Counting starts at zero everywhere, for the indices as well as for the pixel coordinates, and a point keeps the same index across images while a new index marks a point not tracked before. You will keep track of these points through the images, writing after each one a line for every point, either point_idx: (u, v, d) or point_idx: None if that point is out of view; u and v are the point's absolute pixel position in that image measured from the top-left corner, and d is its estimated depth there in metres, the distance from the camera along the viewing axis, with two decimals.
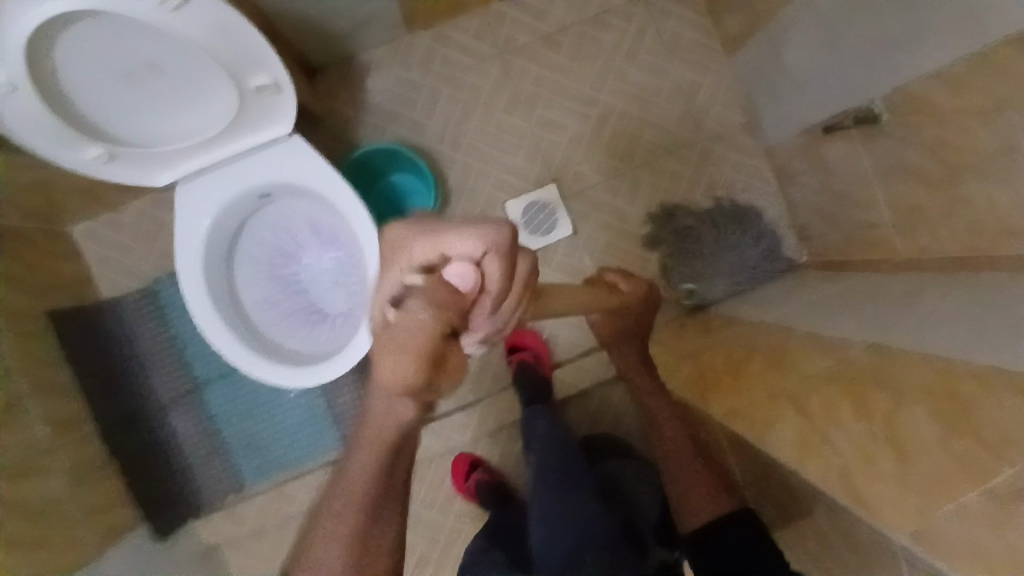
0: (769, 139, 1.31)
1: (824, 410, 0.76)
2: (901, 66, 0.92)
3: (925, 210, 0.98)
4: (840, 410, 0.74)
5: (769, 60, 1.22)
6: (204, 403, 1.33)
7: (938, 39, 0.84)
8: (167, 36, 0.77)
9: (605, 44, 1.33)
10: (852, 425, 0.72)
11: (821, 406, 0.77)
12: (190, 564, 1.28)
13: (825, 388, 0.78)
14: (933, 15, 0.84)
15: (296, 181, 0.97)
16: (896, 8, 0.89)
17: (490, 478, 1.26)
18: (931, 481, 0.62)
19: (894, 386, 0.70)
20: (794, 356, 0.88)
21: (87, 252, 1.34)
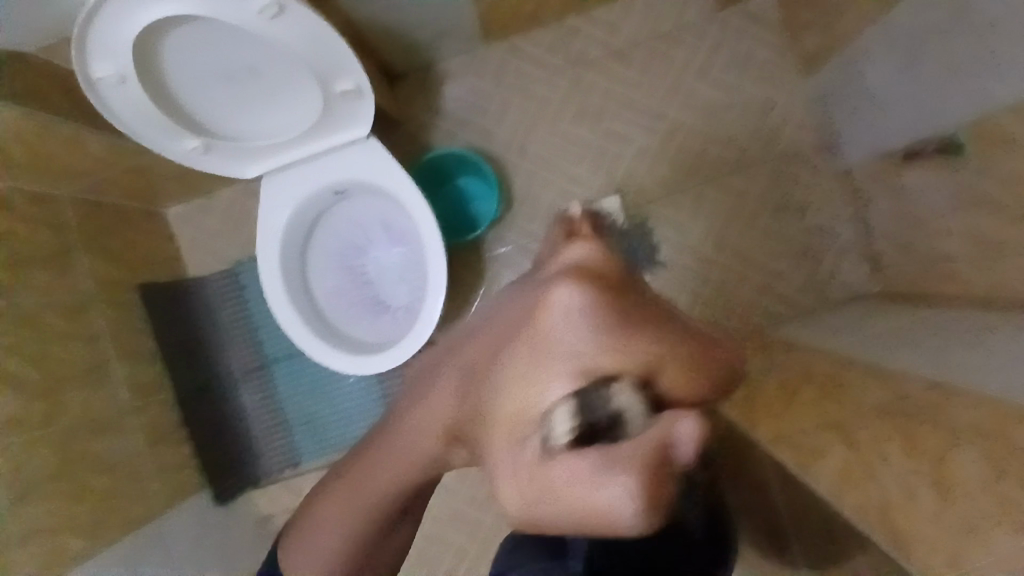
0: (844, 162, 1.27)
1: (874, 442, 0.72)
2: (982, 94, 0.88)
3: (1003, 246, 0.93)
4: (889, 444, 0.71)
5: (848, 82, 1.18)
6: (272, 381, 1.42)
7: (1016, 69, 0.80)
8: (265, 41, 0.83)
9: (679, 60, 1.33)
10: (899, 460, 0.69)
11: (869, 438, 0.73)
12: (243, 532, 1.37)
13: (878, 422, 0.75)
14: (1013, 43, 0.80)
15: (370, 178, 1.03)
16: (976, 36, 0.86)
17: None
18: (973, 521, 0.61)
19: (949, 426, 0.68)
20: (850, 385, 0.85)
21: (179, 234, 1.45)
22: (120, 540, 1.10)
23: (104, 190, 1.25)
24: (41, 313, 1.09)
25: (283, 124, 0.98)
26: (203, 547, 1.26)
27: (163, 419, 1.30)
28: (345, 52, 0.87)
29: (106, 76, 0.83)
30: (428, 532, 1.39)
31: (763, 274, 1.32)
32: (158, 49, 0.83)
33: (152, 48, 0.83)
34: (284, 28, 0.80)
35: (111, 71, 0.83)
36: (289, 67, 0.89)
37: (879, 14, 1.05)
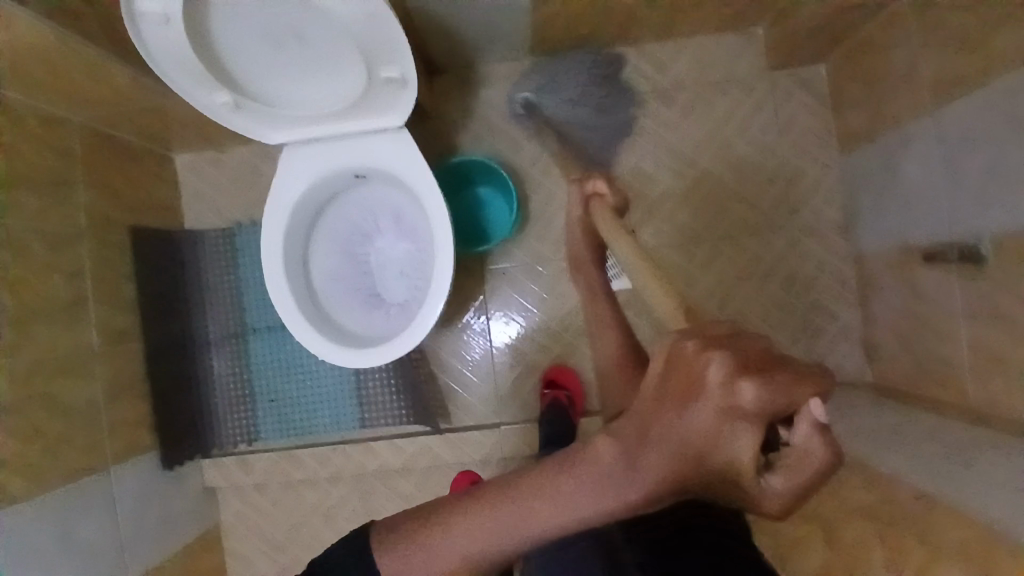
0: (862, 246, 1.26)
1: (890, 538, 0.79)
2: (1012, 207, 0.86)
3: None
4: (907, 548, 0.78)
5: (882, 169, 1.17)
6: (247, 350, 1.37)
7: None
8: (323, 11, 0.79)
9: (719, 113, 1.33)
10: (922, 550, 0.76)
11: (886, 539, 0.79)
12: (187, 500, 1.32)
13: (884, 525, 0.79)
14: None
15: (392, 170, 1.00)
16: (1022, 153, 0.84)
17: None
18: None
19: None
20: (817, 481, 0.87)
21: (183, 182, 1.40)
22: (61, 488, 1.05)
23: (114, 123, 1.21)
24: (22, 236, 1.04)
25: (324, 96, 0.93)
26: (145, 507, 1.22)
27: (129, 369, 1.25)
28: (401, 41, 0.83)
29: (151, 13, 0.77)
30: None
31: (759, 339, 1.31)
32: (215, 10, 0.80)
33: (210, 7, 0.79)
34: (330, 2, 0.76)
35: (157, 9, 0.76)
36: (338, 43, 0.84)
37: (926, 108, 1.03)
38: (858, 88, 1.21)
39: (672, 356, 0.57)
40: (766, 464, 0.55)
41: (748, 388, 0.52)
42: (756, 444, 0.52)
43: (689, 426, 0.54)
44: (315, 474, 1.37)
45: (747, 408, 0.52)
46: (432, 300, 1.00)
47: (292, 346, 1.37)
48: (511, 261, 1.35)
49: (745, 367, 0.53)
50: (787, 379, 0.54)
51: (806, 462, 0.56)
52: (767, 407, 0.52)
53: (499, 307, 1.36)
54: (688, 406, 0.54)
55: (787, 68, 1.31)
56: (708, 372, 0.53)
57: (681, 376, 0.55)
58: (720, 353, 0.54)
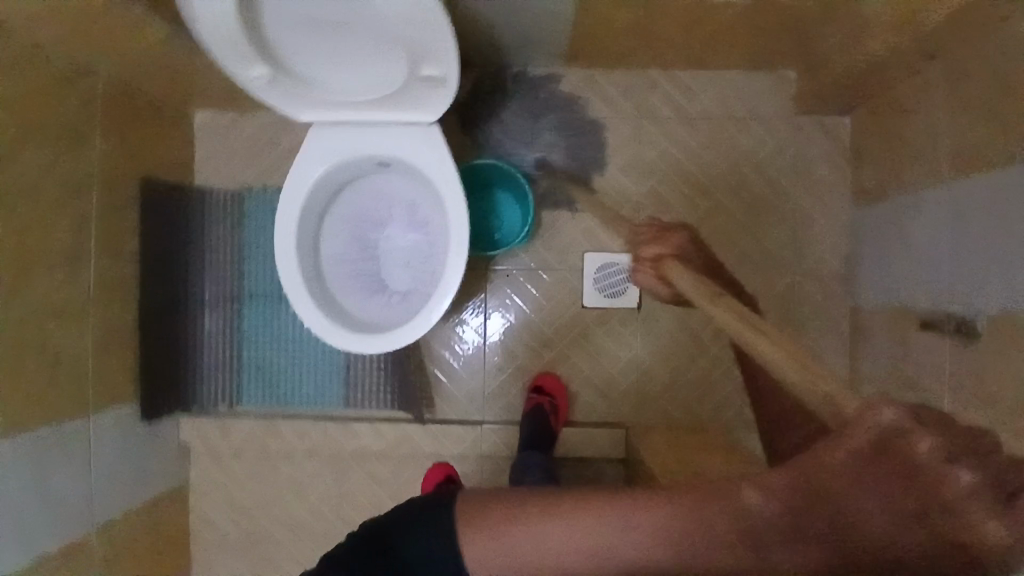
0: (860, 299, 1.29)
1: None
2: (1015, 292, 0.88)
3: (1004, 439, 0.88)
4: None
5: (892, 229, 1.19)
6: (242, 316, 1.37)
7: None
8: (380, 6, 0.79)
9: (740, 149, 1.34)
10: None
11: None
12: (161, 457, 1.32)
13: None
14: None
15: (415, 162, 1.00)
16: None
17: None
18: None
19: None
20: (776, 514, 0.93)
21: (198, 139, 1.39)
22: (42, 432, 1.05)
23: (139, 73, 1.19)
24: (40, 178, 1.02)
25: (360, 83, 0.93)
26: (120, 461, 1.22)
27: (122, 320, 1.24)
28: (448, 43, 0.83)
29: None
30: (342, 511, 1.38)
31: None
32: None
33: None
34: None
35: None
36: (384, 35, 0.84)
37: (944, 180, 1.04)
38: (879, 146, 1.23)
39: (849, 424, 0.54)
40: (978, 553, 0.50)
41: (968, 480, 0.50)
42: (967, 542, 0.50)
43: (858, 506, 0.52)
44: (292, 446, 1.38)
45: (954, 506, 0.49)
46: (438, 297, 1.00)
47: (287, 318, 1.37)
48: (514, 263, 1.36)
49: (946, 459, 0.50)
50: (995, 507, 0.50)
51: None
52: (993, 517, 0.50)
53: (494, 305, 1.37)
54: (882, 490, 0.51)
55: (813, 113, 1.32)
56: (921, 450, 0.50)
57: (870, 445, 0.52)
58: (934, 444, 0.51)
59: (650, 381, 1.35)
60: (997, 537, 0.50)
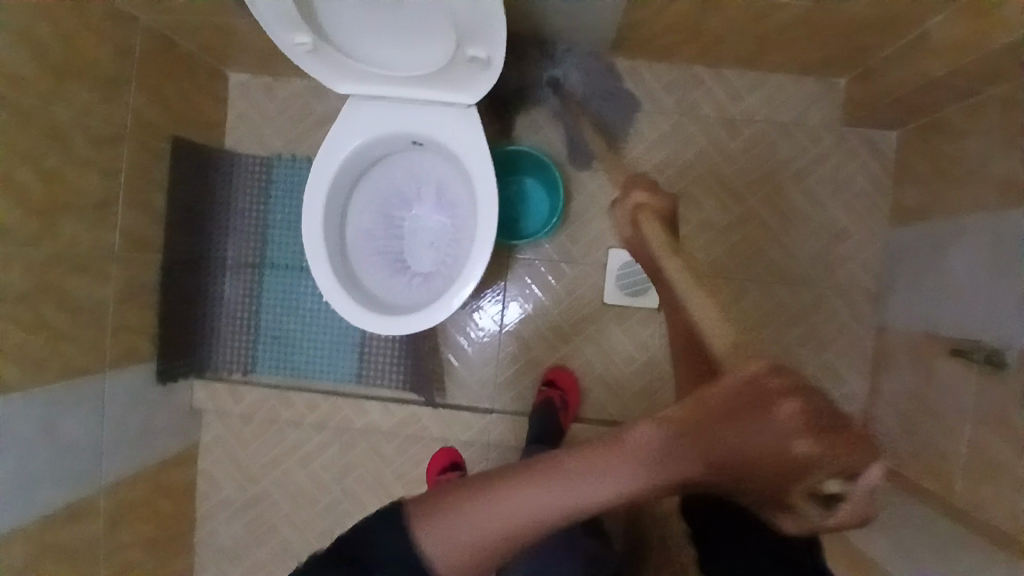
0: (888, 321, 1.26)
1: None
2: None
3: None
4: None
5: (928, 252, 1.16)
6: (262, 283, 1.37)
7: None
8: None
9: (780, 156, 1.31)
10: None
11: None
12: (172, 417, 1.32)
13: None
14: None
15: (451, 144, 0.98)
16: None
17: None
18: None
19: None
20: None
21: (231, 101, 1.37)
22: (57, 383, 1.05)
23: (178, 29, 1.17)
24: (69, 128, 1.01)
25: (402, 59, 0.92)
26: (131, 416, 1.22)
27: (145, 278, 1.23)
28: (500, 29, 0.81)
29: None
30: (346, 486, 1.39)
31: None
32: None
33: None
34: None
35: None
36: (435, 12, 0.82)
37: (990, 207, 1.01)
38: (925, 166, 1.19)
39: (753, 382, 0.63)
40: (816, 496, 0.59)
41: (838, 466, 0.57)
42: (806, 491, 0.59)
43: (755, 443, 0.59)
44: (302, 418, 1.37)
45: (803, 461, 0.57)
46: (462, 284, 0.99)
47: (306, 288, 1.36)
48: (539, 252, 1.34)
49: (814, 425, 0.58)
50: (846, 453, 0.57)
51: (845, 518, 0.61)
52: (839, 477, 0.57)
53: (515, 294, 1.35)
54: (758, 437, 0.59)
55: (859, 126, 1.29)
56: (782, 414, 0.58)
57: (754, 400, 0.60)
58: (792, 405, 0.59)
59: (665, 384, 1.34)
60: (833, 490, 0.57)
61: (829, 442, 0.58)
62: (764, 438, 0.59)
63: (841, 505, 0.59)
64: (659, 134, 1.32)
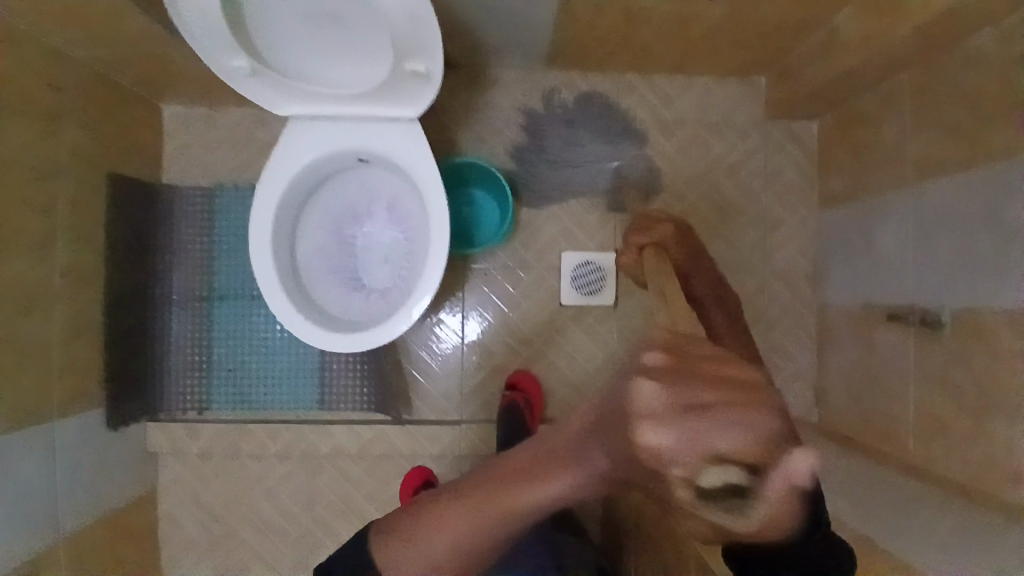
0: (827, 299, 1.33)
1: None
2: (981, 287, 0.93)
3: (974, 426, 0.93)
4: None
5: (857, 231, 1.24)
6: (212, 315, 1.34)
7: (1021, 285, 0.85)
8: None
9: (713, 153, 1.38)
10: None
11: None
12: (128, 461, 1.27)
13: None
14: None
15: (397, 156, 1.00)
16: (991, 238, 0.91)
17: None
18: None
19: None
20: None
21: (169, 134, 1.36)
22: (6, 430, 1.01)
23: (111, 64, 1.16)
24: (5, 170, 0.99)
25: (343, 77, 0.93)
26: (85, 462, 1.17)
27: (89, 317, 1.20)
28: (436, 41, 0.84)
29: None
30: (317, 514, 1.36)
31: None
32: None
33: None
34: None
35: None
36: (372, 28, 0.85)
37: (909, 183, 1.09)
38: (845, 151, 1.28)
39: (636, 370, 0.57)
40: (711, 497, 0.49)
41: (730, 445, 0.48)
42: (689, 483, 0.49)
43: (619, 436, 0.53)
44: (265, 450, 1.34)
45: (665, 454, 0.49)
46: (420, 291, 1.00)
47: (259, 317, 1.34)
48: (494, 260, 1.37)
49: (688, 407, 0.50)
50: (711, 409, 0.50)
51: (773, 512, 0.50)
52: (723, 463, 0.48)
53: (473, 304, 1.37)
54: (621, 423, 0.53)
55: (781, 119, 1.37)
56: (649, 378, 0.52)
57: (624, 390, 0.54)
58: (659, 388, 0.51)
59: None
60: (715, 483, 0.48)
61: (729, 403, 0.51)
62: (643, 420, 0.50)
63: (752, 497, 0.49)
64: (597, 138, 1.38)
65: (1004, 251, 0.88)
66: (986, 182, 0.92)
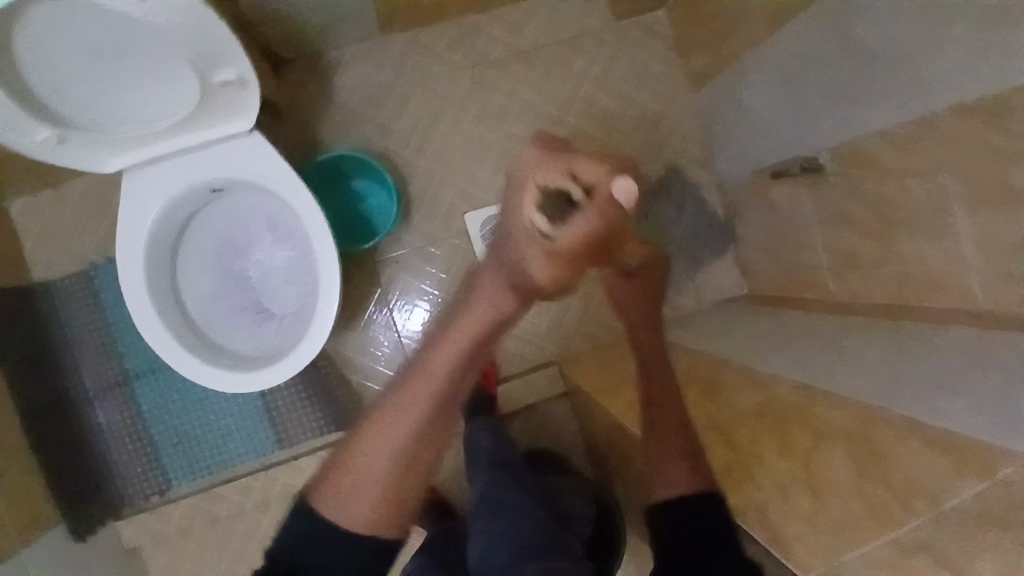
0: (723, 175, 1.36)
1: (768, 452, 0.80)
2: (853, 118, 0.96)
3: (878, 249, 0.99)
4: (766, 448, 0.80)
5: (729, 103, 1.26)
6: (136, 395, 1.28)
7: (888, 102, 0.89)
8: (140, 26, 0.75)
9: (577, 69, 1.37)
10: (776, 462, 0.78)
11: (792, 437, 0.77)
12: (110, 565, 1.22)
13: (754, 421, 0.84)
14: (889, 80, 0.88)
15: (252, 177, 0.96)
16: (847, 70, 0.95)
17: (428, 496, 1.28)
18: (878, 498, 0.66)
19: (817, 426, 0.76)
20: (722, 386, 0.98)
21: (24, 228, 1.27)
22: None
23: None
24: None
25: (159, 111, 0.89)
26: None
27: None
28: (233, 46, 0.80)
29: None
30: None
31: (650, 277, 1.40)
32: (20, 38, 0.74)
33: (14, 37, 0.73)
34: (146, 18, 0.72)
35: None
36: (165, 54, 0.81)
37: (760, 40, 1.12)
38: (697, 29, 1.29)
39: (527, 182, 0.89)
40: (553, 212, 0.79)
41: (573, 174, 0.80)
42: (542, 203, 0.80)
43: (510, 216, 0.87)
44: (242, 506, 1.30)
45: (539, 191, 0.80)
46: (326, 301, 0.98)
47: (185, 380, 1.29)
48: (402, 247, 1.35)
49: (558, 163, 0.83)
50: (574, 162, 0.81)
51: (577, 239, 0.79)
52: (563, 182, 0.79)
53: (398, 297, 1.35)
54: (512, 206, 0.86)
55: (629, 17, 1.37)
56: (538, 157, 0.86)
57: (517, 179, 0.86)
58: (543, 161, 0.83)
59: (567, 313, 1.40)
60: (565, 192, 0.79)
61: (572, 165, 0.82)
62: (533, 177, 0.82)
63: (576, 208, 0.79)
64: (460, 92, 1.35)
65: (864, 74, 0.92)
66: (829, 17, 0.95)
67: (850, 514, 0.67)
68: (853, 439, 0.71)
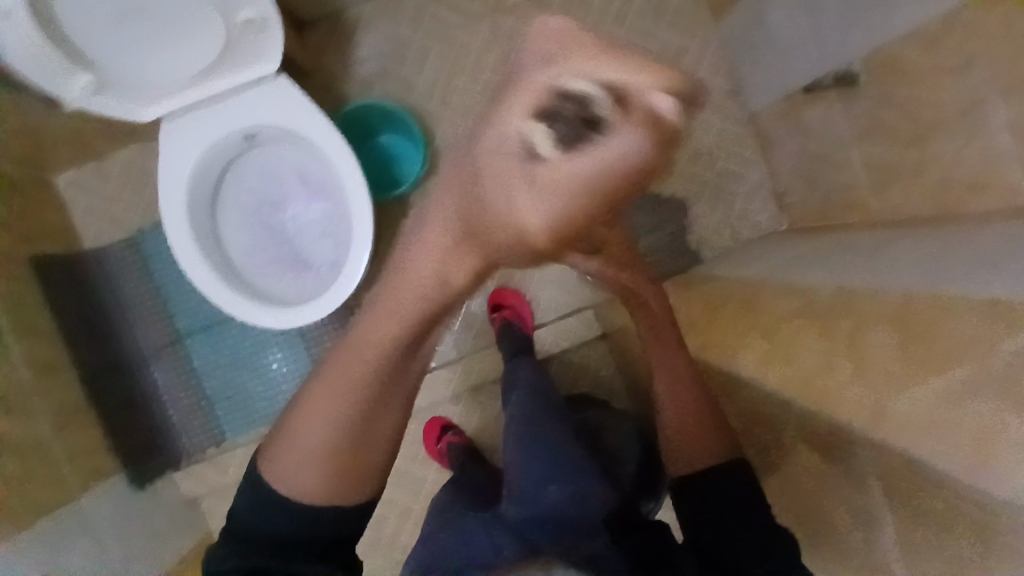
0: (752, 106, 1.33)
1: (804, 342, 0.81)
2: (882, 21, 0.94)
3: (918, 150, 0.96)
4: (807, 338, 0.81)
5: (754, 28, 1.23)
6: (188, 355, 1.33)
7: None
8: None
9: (596, 9, 1.35)
10: (818, 344, 0.79)
11: (833, 321, 0.78)
12: (172, 516, 1.29)
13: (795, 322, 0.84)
14: None
15: (283, 121, 0.99)
16: None
17: (462, 441, 1.32)
18: (924, 357, 0.65)
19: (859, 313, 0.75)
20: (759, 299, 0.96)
21: (71, 202, 1.32)
22: (34, 523, 1.03)
23: None
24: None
25: (191, 63, 0.94)
26: (129, 531, 1.19)
27: (70, 398, 1.20)
28: None
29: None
30: None
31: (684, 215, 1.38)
32: None
33: None
34: None
35: None
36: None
37: None
38: None
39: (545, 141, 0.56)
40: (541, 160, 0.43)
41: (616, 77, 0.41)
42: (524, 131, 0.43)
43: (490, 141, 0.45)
44: None
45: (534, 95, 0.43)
46: (361, 239, 1.00)
47: (233, 337, 1.34)
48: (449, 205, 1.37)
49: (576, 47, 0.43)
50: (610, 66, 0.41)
51: (566, 205, 0.43)
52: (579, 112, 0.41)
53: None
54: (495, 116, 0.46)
55: None
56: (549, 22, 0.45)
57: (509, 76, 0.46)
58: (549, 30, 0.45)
59: None
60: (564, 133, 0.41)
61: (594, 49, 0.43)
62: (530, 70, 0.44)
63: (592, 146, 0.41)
64: (480, 40, 1.35)
65: None
66: None
67: (900, 369, 0.67)
68: (894, 321, 0.70)
